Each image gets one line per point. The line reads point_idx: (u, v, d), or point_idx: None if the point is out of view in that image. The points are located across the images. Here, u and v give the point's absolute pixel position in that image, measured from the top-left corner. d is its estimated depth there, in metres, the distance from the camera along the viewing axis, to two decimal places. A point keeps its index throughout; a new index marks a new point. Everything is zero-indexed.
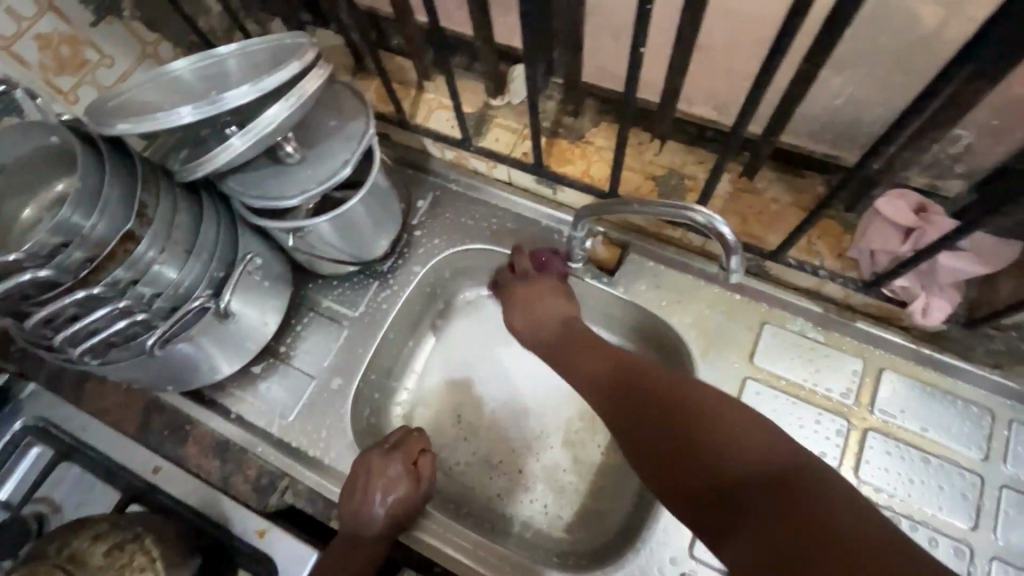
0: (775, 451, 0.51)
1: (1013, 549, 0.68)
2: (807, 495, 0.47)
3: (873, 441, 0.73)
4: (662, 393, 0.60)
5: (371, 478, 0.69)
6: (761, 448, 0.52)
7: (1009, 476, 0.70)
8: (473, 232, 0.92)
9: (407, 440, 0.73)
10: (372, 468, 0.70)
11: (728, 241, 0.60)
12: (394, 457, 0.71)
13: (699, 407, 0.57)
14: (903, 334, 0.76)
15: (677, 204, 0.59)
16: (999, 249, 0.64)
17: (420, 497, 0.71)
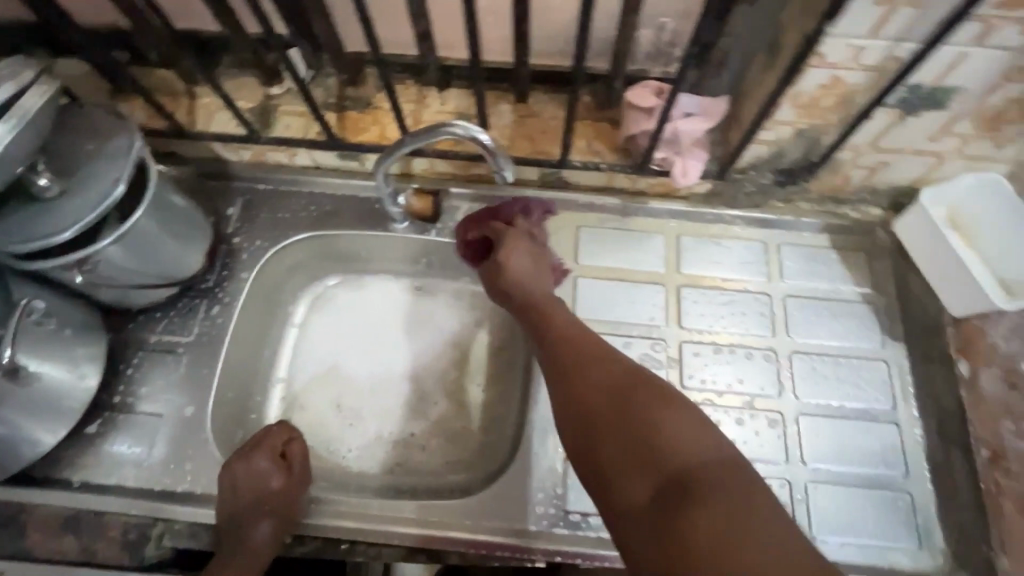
0: (619, 376, 0.64)
1: (804, 341, 0.83)
2: (707, 493, 0.53)
3: (686, 293, 0.86)
4: (596, 356, 0.67)
5: (241, 481, 0.70)
6: (693, 421, 0.59)
7: (787, 287, 0.86)
8: (295, 223, 0.91)
9: (269, 436, 0.73)
10: (239, 472, 0.70)
11: (490, 148, 0.66)
12: (259, 456, 0.71)
13: (596, 364, 0.66)
14: (685, 203, 0.90)
15: (429, 126, 0.64)
16: (716, 106, 0.77)
17: (297, 485, 0.72)
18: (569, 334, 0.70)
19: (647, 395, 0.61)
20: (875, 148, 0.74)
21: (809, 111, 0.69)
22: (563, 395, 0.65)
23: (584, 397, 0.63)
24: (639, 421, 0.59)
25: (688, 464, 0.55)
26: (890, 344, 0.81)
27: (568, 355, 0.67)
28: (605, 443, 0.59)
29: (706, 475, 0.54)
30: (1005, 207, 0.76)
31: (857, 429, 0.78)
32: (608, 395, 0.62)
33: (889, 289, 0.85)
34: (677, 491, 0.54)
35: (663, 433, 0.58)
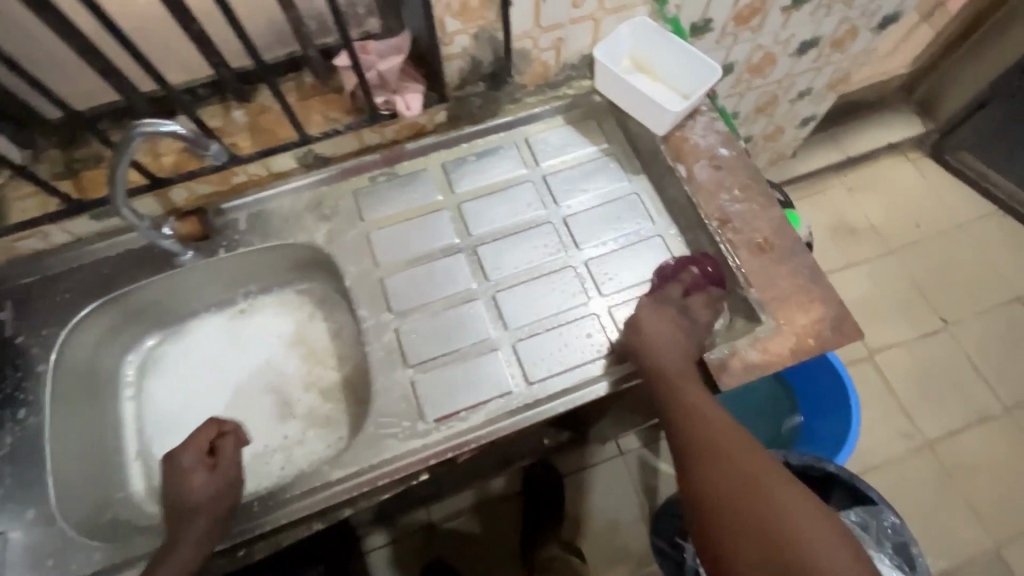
0: (741, 463, 0.68)
1: (573, 203, 0.97)
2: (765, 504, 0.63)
3: (467, 207, 0.97)
4: (709, 437, 0.71)
5: (178, 475, 0.73)
6: (715, 428, 0.72)
7: (545, 169, 1.00)
8: (78, 298, 0.88)
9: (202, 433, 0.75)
10: (172, 469, 0.73)
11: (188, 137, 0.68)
12: (190, 458, 0.74)
13: (756, 467, 0.67)
14: (435, 135, 0.99)
15: (118, 133, 0.66)
16: (402, 42, 0.87)
17: (227, 478, 0.74)
18: (732, 461, 0.68)
19: (752, 468, 0.67)
20: (541, 29, 0.88)
21: (468, 16, 0.81)
22: (712, 439, 0.71)
23: (767, 510, 0.63)
24: (743, 477, 0.66)
25: (744, 480, 0.66)
26: (635, 178, 0.98)
27: (714, 436, 0.71)
28: (746, 504, 0.65)
29: (762, 501, 0.64)
30: (658, 38, 0.94)
31: (634, 253, 0.92)
32: (760, 480, 0.66)
33: (618, 137, 1.02)
34: (748, 497, 0.65)
35: (787, 511, 0.63)
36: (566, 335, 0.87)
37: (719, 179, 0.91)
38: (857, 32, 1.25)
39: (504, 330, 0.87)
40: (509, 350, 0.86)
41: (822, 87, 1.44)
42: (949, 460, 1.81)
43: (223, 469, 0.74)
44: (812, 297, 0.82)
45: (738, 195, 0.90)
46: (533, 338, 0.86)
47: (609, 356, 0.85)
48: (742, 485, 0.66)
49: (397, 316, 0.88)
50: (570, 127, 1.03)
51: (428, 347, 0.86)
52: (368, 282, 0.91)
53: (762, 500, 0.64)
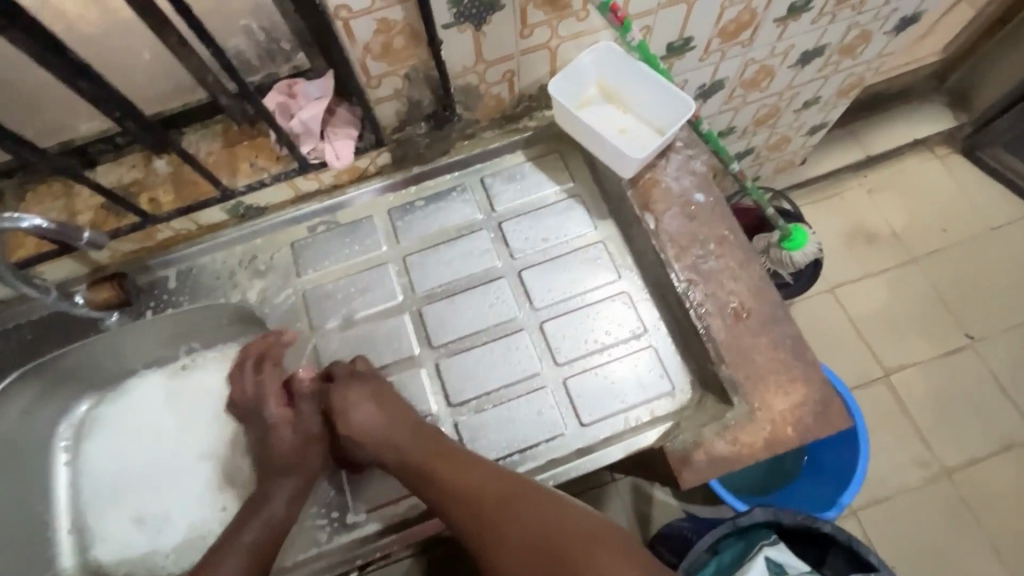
0: (530, 506, 0.66)
1: (530, 254, 0.87)
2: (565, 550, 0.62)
3: (413, 260, 0.87)
4: (483, 491, 0.67)
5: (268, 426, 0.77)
6: (493, 480, 0.68)
7: (500, 214, 0.90)
8: (0, 368, 0.84)
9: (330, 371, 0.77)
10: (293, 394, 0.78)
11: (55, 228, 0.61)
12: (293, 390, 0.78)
13: (518, 498, 0.66)
14: (380, 178, 0.90)
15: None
16: (326, 84, 0.76)
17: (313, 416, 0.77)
18: (494, 517, 0.66)
19: (546, 504, 0.66)
20: (486, 63, 0.77)
21: (393, 57, 0.70)
22: (466, 500, 0.67)
23: (552, 555, 0.63)
24: (513, 537, 0.64)
25: (559, 539, 0.63)
26: (601, 224, 0.88)
27: (478, 497, 0.67)
28: (518, 554, 0.64)
29: (548, 536, 0.64)
30: (626, 65, 0.82)
31: (594, 314, 0.82)
32: (536, 536, 0.64)
33: (584, 177, 0.91)
34: (533, 557, 0.63)
35: (577, 554, 0.62)
36: (514, 411, 0.78)
37: (693, 231, 0.80)
38: (870, 38, 1.10)
39: (446, 404, 0.79)
40: (450, 428, 0.78)
41: (831, 96, 1.29)
42: (967, 492, 1.67)
43: (303, 419, 0.77)
44: (790, 376, 0.72)
45: (713, 250, 0.79)
46: (478, 414, 0.78)
47: (561, 436, 0.76)
48: (518, 544, 0.64)
49: None
50: (532, 164, 0.92)
51: None
52: (302, 347, 0.83)
53: (548, 543, 0.64)
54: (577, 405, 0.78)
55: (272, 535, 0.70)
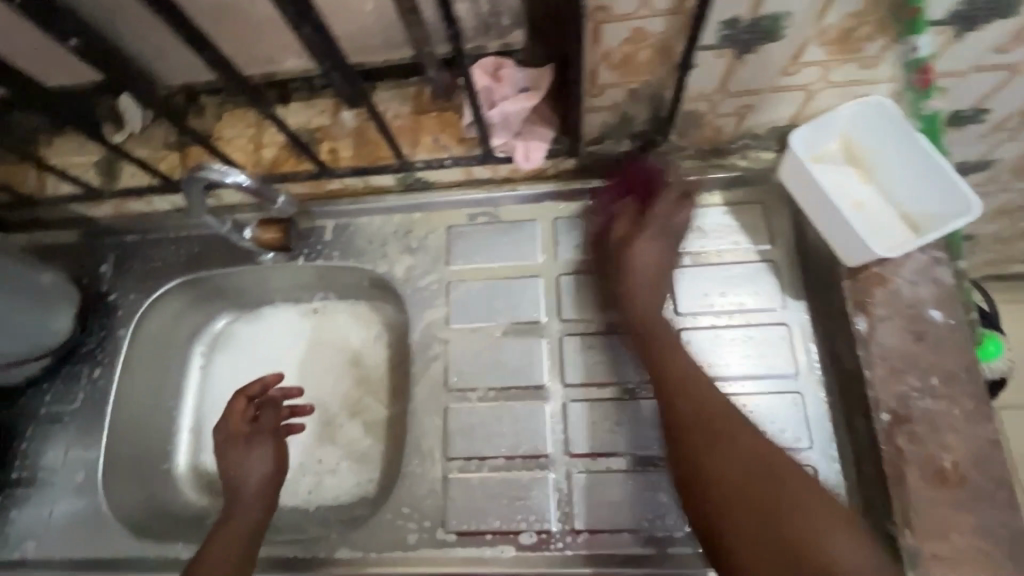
0: (750, 441, 0.61)
1: (696, 314, 0.77)
2: (757, 488, 0.59)
3: (566, 282, 0.81)
4: (699, 403, 0.64)
5: (226, 450, 0.77)
6: (689, 406, 0.64)
7: (675, 258, 0.79)
8: (167, 271, 0.89)
9: (234, 408, 0.78)
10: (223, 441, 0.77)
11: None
12: (229, 429, 0.78)
13: (728, 425, 0.63)
14: (556, 183, 0.82)
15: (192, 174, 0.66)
16: (540, 78, 0.70)
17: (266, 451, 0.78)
18: (701, 411, 0.64)
19: (735, 430, 0.62)
20: (727, 93, 0.65)
21: (631, 70, 0.60)
22: (687, 403, 0.65)
23: (750, 482, 0.59)
24: (709, 463, 0.61)
25: (702, 494, 0.60)
26: (791, 304, 0.75)
27: (694, 414, 0.64)
28: (717, 466, 0.60)
29: (740, 448, 0.61)
30: (892, 128, 0.66)
31: (754, 406, 0.72)
32: (738, 447, 0.61)
33: (786, 242, 0.77)
34: (751, 493, 0.59)
35: (787, 479, 0.59)
36: (634, 483, 0.71)
37: (914, 353, 0.65)
38: None
39: (563, 449, 0.74)
40: (561, 478, 0.72)
41: None
42: None
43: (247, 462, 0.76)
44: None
45: (934, 385, 0.64)
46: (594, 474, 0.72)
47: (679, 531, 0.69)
48: (715, 441, 0.62)
49: (452, 390, 0.77)
50: (726, 210, 0.80)
51: (476, 441, 0.75)
52: (434, 339, 0.80)
53: (723, 444, 0.61)
54: None
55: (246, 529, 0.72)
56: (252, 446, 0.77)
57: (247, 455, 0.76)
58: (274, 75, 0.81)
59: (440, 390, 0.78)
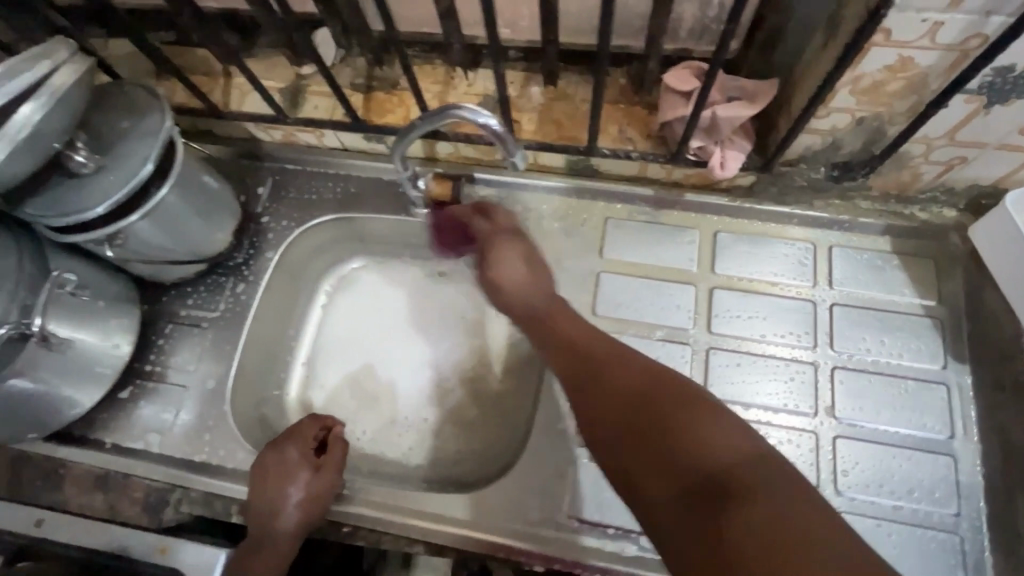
0: (639, 362, 0.56)
1: (851, 355, 0.75)
2: (657, 404, 0.51)
3: (719, 295, 0.80)
4: (581, 339, 0.61)
5: (275, 480, 0.72)
6: (575, 331, 0.62)
7: (835, 295, 0.78)
8: (321, 205, 0.91)
9: (303, 430, 0.76)
10: (269, 469, 0.73)
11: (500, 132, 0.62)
12: (293, 453, 0.74)
13: (610, 360, 0.57)
14: (725, 196, 0.82)
15: (438, 109, 0.62)
16: (759, 88, 0.68)
17: (324, 485, 0.73)
18: (579, 338, 0.61)
19: (620, 360, 0.57)
20: (950, 141, 0.64)
21: (874, 97, 0.60)
22: (568, 345, 0.61)
23: (643, 400, 0.52)
24: (592, 371, 0.57)
25: (665, 432, 0.48)
26: (954, 365, 0.73)
27: (583, 344, 0.60)
28: (585, 389, 0.56)
29: (606, 373, 0.56)
30: None
31: (902, 458, 0.70)
32: (590, 387, 0.56)
33: (956, 302, 0.75)
34: (619, 406, 0.53)
35: (671, 381, 0.53)
36: None
37: None
38: None
39: None
40: None
41: None
42: None
43: (308, 486, 0.72)
44: None
45: None
46: None
47: None
48: (591, 381, 0.56)
49: None
50: (895, 259, 0.78)
51: None
52: None
53: (601, 378, 0.56)
54: None
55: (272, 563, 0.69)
56: (294, 482, 0.72)
57: (297, 482, 0.72)
58: (474, 39, 0.83)
59: None
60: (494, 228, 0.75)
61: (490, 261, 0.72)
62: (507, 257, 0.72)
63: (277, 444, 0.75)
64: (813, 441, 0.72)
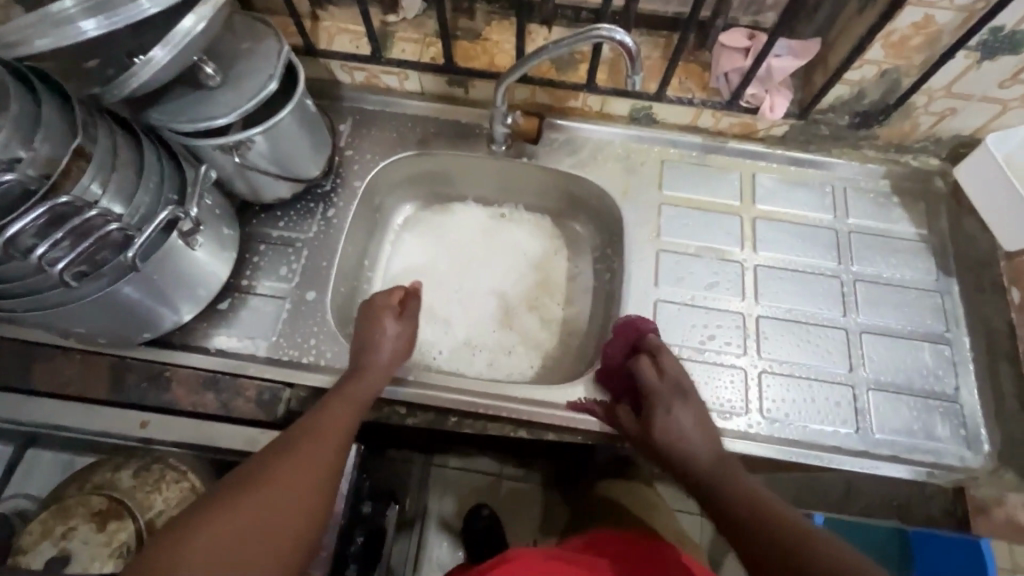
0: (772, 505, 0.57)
1: (866, 271, 0.91)
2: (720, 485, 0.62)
3: (761, 226, 0.93)
4: (720, 479, 0.63)
5: (366, 321, 0.77)
6: (713, 464, 0.64)
7: (852, 225, 0.94)
8: (403, 142, 0.99)
9: (387, 294, 0.79)
10: (367, 314, 0.77)
11: (632, 53, 0.70)
12: (383, 302, 0.78)
13: (748, 499, 0.59)
14: (762, 144, 0.97)
15: (578, 32, 0.70)
16: (807, 46, 0.85)
17: (407, 338, 0.78)
18: (713, 468, 0.64)
19: (755, 502, 0.58)
20: (948, 93, 0.83)
21: (899, 50, 0.78)
22: (712, 498, 0.62)
23: (779, 536, 0.53)
24: (738, 504, 0.59)
25: (785, 561, 0.51)
26: (945, 277, 0.91)
27: (716, 491, 0.62)
28: (735, 526, 0.57)
29: (751, 515, 0.57)
30: None
31: (913, 348, 0.86)
32: (739, 516, 0.57)
33: (943, 231, 0.94)
34: (752, 548, 0.55)
35: (789, 522, 0.54)
36: (814, 389, 0.82)
37: None
38: None
39: (756, 354, 0.85)
40: (753, 376, 0.83)
41: None
42: None
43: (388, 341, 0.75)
44: None
45: None
46: (782, 376, 0.83)
47: (852, 433, 0.80)
48: (734, 531, 0.57)
49: (659, 289, 0.89)
50: (897, 198, 0.96)
51: (679, 334, 0.86)
52: (643, 249, 0.92)
53: (741, 518, 0.57)
54: (873, 414, 0.81)
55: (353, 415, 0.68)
56: (387, 329, 0.76)
57: (383, 333, 0.75)
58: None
59: (649, 288, 0.89)
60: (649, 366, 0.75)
61: (651, 412, 0.72)
62: (683, 412, 0.70)
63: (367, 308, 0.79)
64: (846, 337, 0.86)
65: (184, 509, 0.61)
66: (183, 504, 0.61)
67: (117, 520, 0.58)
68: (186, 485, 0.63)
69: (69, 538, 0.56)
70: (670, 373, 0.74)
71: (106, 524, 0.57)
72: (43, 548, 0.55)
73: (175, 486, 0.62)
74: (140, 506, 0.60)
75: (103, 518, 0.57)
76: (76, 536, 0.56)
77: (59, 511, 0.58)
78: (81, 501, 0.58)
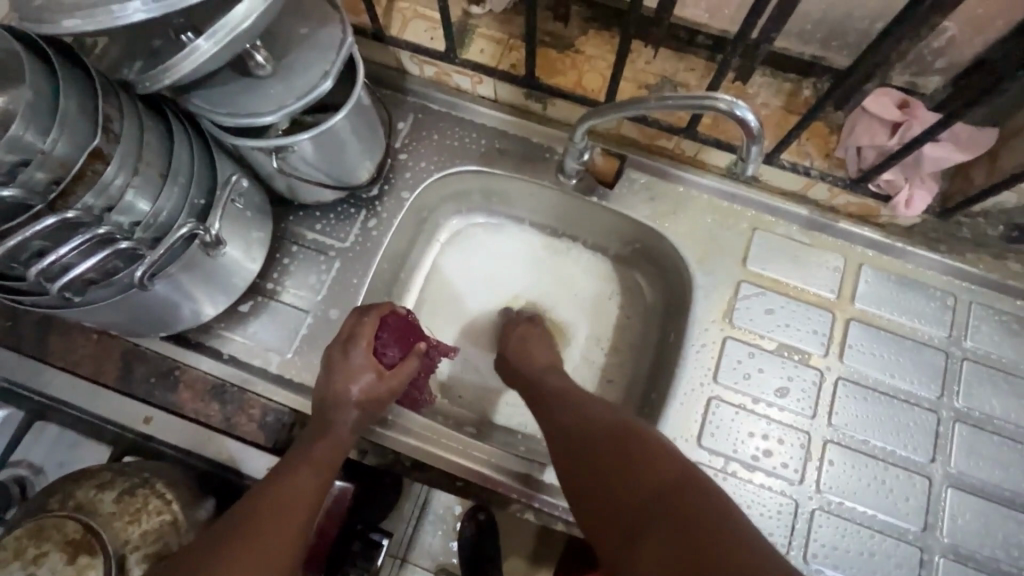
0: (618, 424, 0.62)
1: (973, 411, 0.76)
2: (631, 441, 0.59)
3: (854, 329, 0.79)
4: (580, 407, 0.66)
5: (339, 373, 0.71)
6: (596, 403, 0.67)
7: (968, 350, 0.78)
8: (463, 153, 0.88)
9: (374, 307, 0.75)
10: (339, 338, 0.74)
11: (752, 131, 0.57)
12: (364, 323, 0.74)
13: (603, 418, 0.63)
14: (881, 232, 0.81)
15: (693, 94, 0.56)
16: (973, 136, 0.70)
17: (401, 371, 0.75)
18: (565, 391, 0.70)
19: (613, 421, 0.63)
20: None
21: None
22: (569, 425, 0.65)
23: (629, 461, 0.57)
24: (587, 433, 0.62)
25: (636, 488, 0.55)
26: None
27: (569, 410, 0.67)
28: (588, 450, 0.61)
29: (604, 435, 0.61)
30: None
31: (1006, 521, 0.73)
32: (595, 446, 0.61)
33: None
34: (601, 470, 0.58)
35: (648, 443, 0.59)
36: (875, 541, 0.72)
37: None
38: None
39: (814, 485, 0.74)
40: (803, 512, 0.73)
41: None
42: None
43: (374, 384, 0.72)
44: None
45: None
46: (836, 518, 0.72)
47: None
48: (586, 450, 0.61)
49: (718, 383, 0.77)
50: None
51: (728, 443, 0.75)
52: (710, 331, 0.79)
53: (598, 436, 0.61)
54: None
55: (331, 452, 0.68)
56: (361, 351, 0.72)
57: (355, 355, 0.72)
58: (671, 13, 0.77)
59: (707, 380, 0.77)
60: (376, 367, 0.73)
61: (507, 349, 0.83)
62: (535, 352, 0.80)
63: (348, 322, 0.75)
64: (927, 488, 0.73)
65: (159, 546, 0.59)
66: (158, 540, 0.59)
67: (88, 554, 0.56)
68: (166, 519, 0.61)
69: (38, 564, 0.54)
70: (391, 353, 0.77)
71: (76, 556, 0.55)
72: (13, 569, 0.54)
73: (155, 518, 0.60)
74: (114, 540, 0.57)
75: (74, 549, 0.56)
76: (44, 564, 0.54)
77: (33, 531, 0.56)
78: (56, 525, 0.56)
